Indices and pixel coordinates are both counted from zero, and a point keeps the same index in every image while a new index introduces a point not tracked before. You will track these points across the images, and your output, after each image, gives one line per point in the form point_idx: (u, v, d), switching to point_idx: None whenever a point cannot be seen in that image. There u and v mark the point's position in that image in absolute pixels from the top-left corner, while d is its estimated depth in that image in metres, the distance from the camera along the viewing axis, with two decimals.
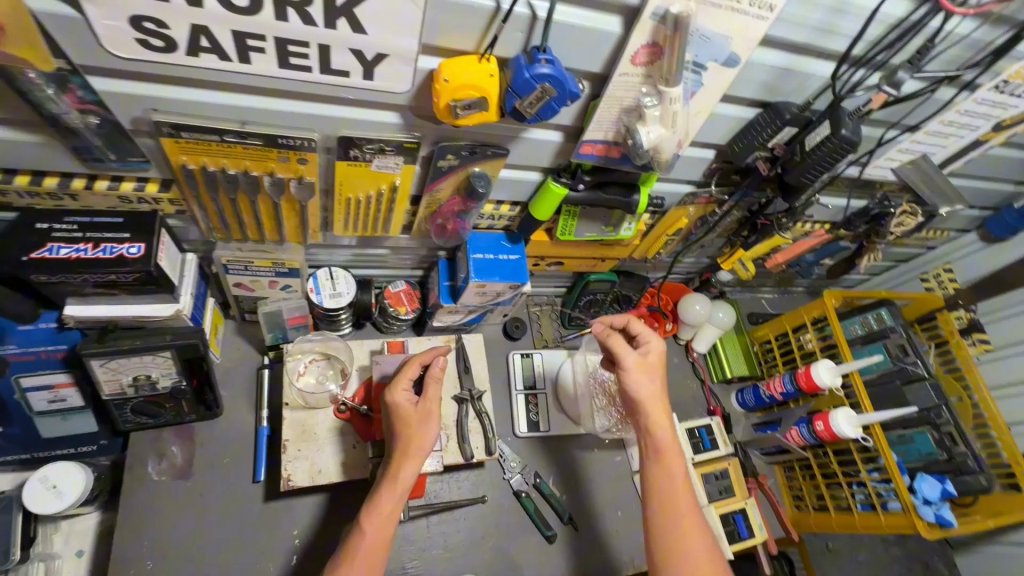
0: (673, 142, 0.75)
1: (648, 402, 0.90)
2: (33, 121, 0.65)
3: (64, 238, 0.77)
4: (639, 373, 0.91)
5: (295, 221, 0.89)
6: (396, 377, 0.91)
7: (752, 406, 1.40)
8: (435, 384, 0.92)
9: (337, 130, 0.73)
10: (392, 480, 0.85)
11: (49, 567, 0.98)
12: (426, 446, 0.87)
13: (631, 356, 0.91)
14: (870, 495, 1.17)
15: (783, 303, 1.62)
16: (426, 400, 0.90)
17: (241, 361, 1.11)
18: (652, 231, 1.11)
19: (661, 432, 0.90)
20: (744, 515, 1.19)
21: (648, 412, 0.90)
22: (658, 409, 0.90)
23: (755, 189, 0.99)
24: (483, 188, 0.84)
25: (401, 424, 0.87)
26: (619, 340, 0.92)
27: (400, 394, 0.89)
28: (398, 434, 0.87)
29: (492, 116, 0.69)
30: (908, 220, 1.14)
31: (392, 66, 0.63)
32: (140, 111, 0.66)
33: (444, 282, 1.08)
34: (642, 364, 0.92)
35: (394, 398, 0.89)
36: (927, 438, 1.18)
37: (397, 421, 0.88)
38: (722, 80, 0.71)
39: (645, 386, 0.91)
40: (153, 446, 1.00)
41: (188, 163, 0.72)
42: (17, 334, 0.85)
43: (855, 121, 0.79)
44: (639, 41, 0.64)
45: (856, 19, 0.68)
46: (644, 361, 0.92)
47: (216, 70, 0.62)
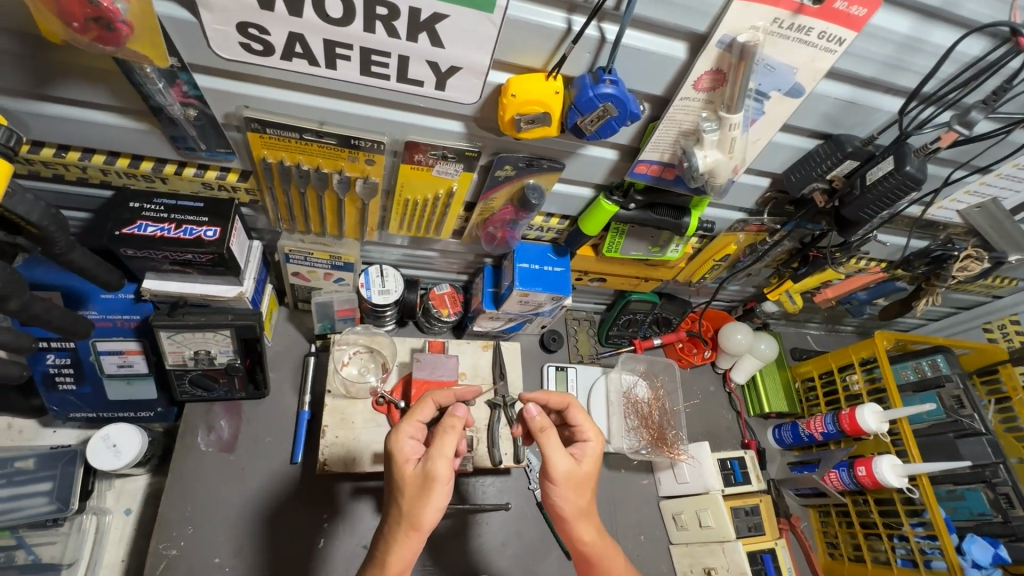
0: (729, 167, 0.76)
1: (580, 516, 0.81)
2: (141, 110, 0.73)
3: (152, 218, 0.84)
4: (569, 490, 0.79)
5: (356, 218, 0.94)
6: (405, 422, 0.79)
7: (789, 444, 1.35)
8: (447, 445, 0.73)
9: (404, 135, 0.78)
10: (383, 553, 0.73)
11: (100, 521, 1.05)
12: (425, 523, 0.72)
13: (563, 467, 0.79)
14: (912, 552, 1.11)
15: (830, 340, 1.57)
16: (427, 464, 0.73)
17: (290, 347, 1.16)
18: (699, 255, 1.11)
19: (591, 542, 0.81)
20: (773, 557, 1.14)
21: (574, 526, 0.81)
22: (583, 524, 0.81)
23: (809, 221, 0.96)
24: (536, 200, 0.87)
25: (398, 487, 0.75)
26: (554, 444, 0.79)
27: (400, 450, 0.76)
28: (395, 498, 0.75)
29: (553, 130, 0.72)
30: (971, 266, 1.06)
31: (464, 79, 0.67)
32: (233, 107, 0.72)
33: (488, 288, 1.11)
34: (574, 480, 0.79)
35: (394, 453, 0.76)
36: (981, 497, 1.11)
37: (401, 485, 0.75)
38: (784, 110, 0.72)
39: (572, 503, 0.80)
40: (203, 418, 1.06)
41: (268, 157, 0.78)
42: (98, 301, 0.93)
43: (920, 158, 0.78)
44: (703, 67, 0.66)
45: (929, 56, 0.68)
46: (578, 473, 0.80)
47: (305, 73, 0.67)
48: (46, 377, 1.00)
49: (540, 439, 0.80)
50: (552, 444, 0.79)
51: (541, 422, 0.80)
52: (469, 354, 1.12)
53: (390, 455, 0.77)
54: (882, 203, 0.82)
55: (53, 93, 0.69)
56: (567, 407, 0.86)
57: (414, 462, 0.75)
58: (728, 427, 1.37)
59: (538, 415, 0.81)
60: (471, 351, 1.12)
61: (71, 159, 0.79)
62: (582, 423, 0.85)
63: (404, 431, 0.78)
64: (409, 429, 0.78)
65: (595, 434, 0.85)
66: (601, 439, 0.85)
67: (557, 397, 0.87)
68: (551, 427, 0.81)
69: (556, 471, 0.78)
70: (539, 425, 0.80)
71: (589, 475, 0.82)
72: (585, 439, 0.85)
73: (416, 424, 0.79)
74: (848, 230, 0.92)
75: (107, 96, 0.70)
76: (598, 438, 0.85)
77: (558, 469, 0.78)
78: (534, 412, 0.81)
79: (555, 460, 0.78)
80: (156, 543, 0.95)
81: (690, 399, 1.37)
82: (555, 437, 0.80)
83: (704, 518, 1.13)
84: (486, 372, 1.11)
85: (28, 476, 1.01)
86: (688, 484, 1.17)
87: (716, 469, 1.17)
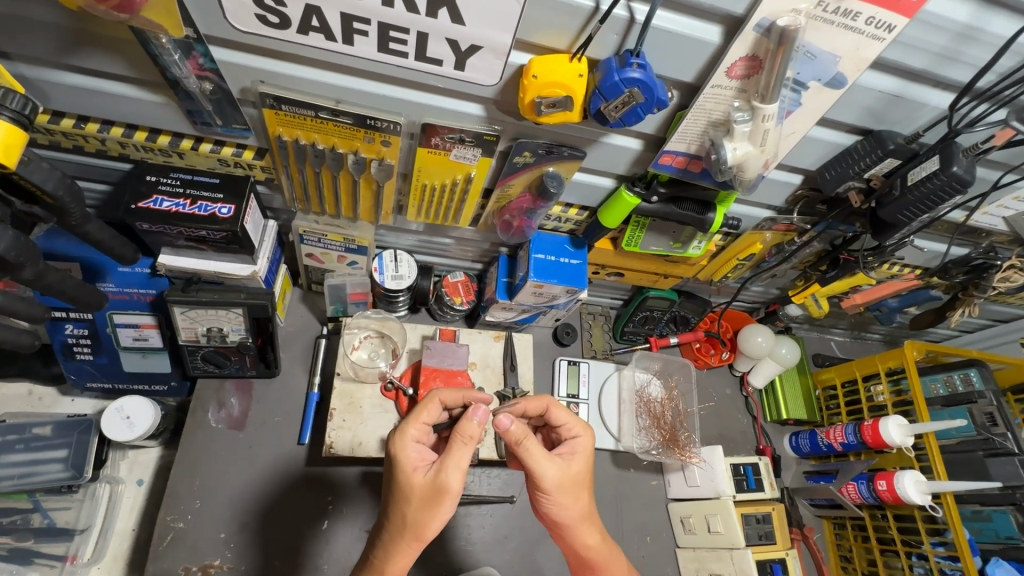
0: (760, 161, 0.72)
1: (580, 521, 0.78)
2: (158, 83, 0.72)
3: (168, 192, 0.84)
4: (564, 496, 0.76)
5: (371, 201, 0.93)
6: (410, 427, 0.76)
7: (806, 452, 1.31)
8: (456, 454, 0.71)
9: (421, 117, 0.76)
10: (381, 559, 0.73)
11: (113, 490, 1.07)
12: (428, 533, 0.71)
13: (552, 474, 0.75)
14: (930, 571, 1.06)
15: (855, 348, 1.51)
16: (439, 475, 0.70)
17: (303, 329, 1.16)
18: (722, 253, 1.07)
19: (595, 545, 0.80)
20: (784, 566, 1.11)
21: (576, 530, 0.79)
22: (584, 527, 0.79)
23: (841, 221, 0.92)
24: (554, 189, 0.83)
25: (401, 495, 0.72)
26: (537, 453, 0.75)
27: (407, 455, 0.73)
28: (398, 507, 0.72)
29: (574, 116, 0.69)
30: (1014, 277, 1.00)
31: (484, 59, 0.65)
32: (249, 82, 0.71)
33: (502, 278, 1.09)
34: (567, 482, 0.76)
35: (400, 458, 0.73)
36: (1009, 521, 1.06)
37: (404, 490, 0.72)
38: (823, 101, 0.67)
39: (570, 509, 0.77)
40: (215, 394, 1.07)
41: (283, 135, 0.77)
42: (116, 274, 0.94)
43: (969, 159, 0.73)
44: (738, 52, 0.62)
45: (986, 47, 0.63)
46: (569, 476, 0.77)
47: (321, 49, 0.65)
48: (64, 346, 1.01)
49: (522, 450, 0.75)
50: (534, 455, 0.75)
51: (516, 434, 0.75)
52: (480, 344, 1.10)
53: (395, 462, 0.73)
54: (924, 205, 0.77)
55: (73, 63, 0.69)
56: (547, 409, 0.85)
57: (422, 470, 0.72)
58: (743, 432, 1.33)
59: (514, 427, 0.75)
60: (482, 341, 1.11)
61: (91, 131, 0.79)
62: (567, 421, 0.84)
63: (409, 435, 0.75)
64: (413, 432, 0.75)
65: (582, 431, 0.83)
66: (589, 434, 0.83)
67: (536, 400, 0.86)
68: (531, 434, 0.75)
69: (545, 481, 0.75)
70: (517, 438, 0.75)
71: (583, 474, 0.79)
72: (574, 436, 0.83)
73: (421, 427, 0.76)
74: (883, 233, 0.87)
75: (124, 67, 0.69)
76: (587, 434, 0.83)
77: (548, 477, 0.75)
78: (508, 425, 0.74)
79: (541, 470, 0.75)
80: (165, 515, 0.97)
81: (705, 401, 1.33)
82: (537, 444, 0.75)
83: (713, 523, 1.10)
84: (497, 363, 1.09)
85: (45, 443, 1.02)
86: (698, 488, 1.15)
87: (728, 474, 1.13)
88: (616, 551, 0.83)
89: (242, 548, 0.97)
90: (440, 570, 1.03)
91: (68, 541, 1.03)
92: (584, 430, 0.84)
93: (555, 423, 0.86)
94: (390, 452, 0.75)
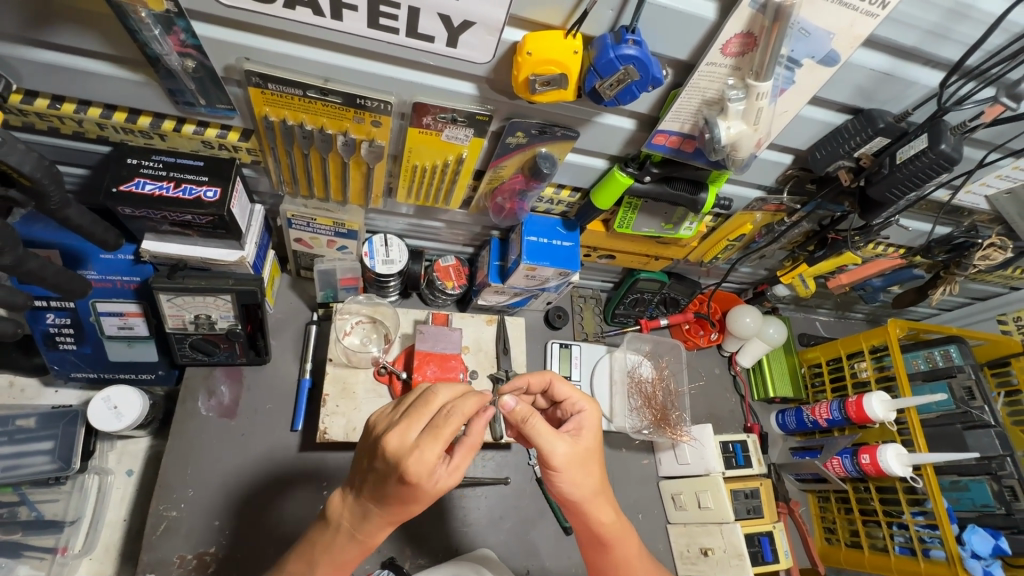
0: (752, 141, 0.73)
1: (593, 496, 0.79)
2: (137, 60, 0.69)
3: (151, 175, 0.81)
4: (574, 471, 0.77)
5: (360, 183, 0.91)
6: (435, 445, 0.66)
7: (792, 429, 1.34)
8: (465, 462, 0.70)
9: (413, 96, 0.74)
10: (366, 537, 0.75)
11: (102, 481, 1.06)
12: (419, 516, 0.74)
13: (563, 451, 0.76)
14: (911, 540, 1.10)
15: (839, 327, 1.54)
16: (452, 482, 0.69)
17: (293, 315, 1.15)
18: (713, 234, 1.07)
19: (609, 522, 0.81)
20: (771, 539, 1.14)
21: (589, 507, 0.79)
22: (598, 502, 0.80)
23: (831, 201, 0.94)
24: (547, 169, 0.82)
25: (410, 500, 0.68)
26: (544, 429, 0.75)
27: (431, 473, 0.66)
28: (403, 506, 0.70)
29: (568, 95, 0.68)
30: (994, 255, 1.03)
31: (478, 35, 0.63)
32: (234, 60, 0.69)
33: (494, 261, 1.08)
34: (577, 459, 0.77)
35: (423, 476, 0.65)
36: (985, 489, 1.11)
37: (414, 500, 0.68)
38: (815, 79, 0.67)
39: (582, 485, 0.78)
40: (204, 382, 1.05)
41: (270, 115, 0.75)
42: (98, 261, 0.92)
43: (957, 136, 0.74)
44: (733, 29, 0.62)
45: (976, 25, 0.63)
46: (577, 452, 0.77)
47: (309, 24, 0.63)
48: (46, 336, 0.99)
49: (528, 428, 0.75)
50: (540, 432, 0.75)
51: (521, 413, 0.75)
52: (473, 327, 1.10)
53: (415, 482, 0.66)
54: (912, 182, 0.78)
55: (45, 38, 0.66)
56: (550, 383, 0.86)
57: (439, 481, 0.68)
58: (731, 411, 1.36)
59: (518, 406, 0.75)
60: (474, 325, 1.11)
61: (66, 112, 0.76)
62: (571, 394, 0.85)
63: (435, 453, 0.66)
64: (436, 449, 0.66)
65: (587, 404, 0.84)
66: (594, 407, 0.84)
67: (539, 375, 0.86)
68: (535, 413, 0.75)
69: (555, 458, 0.75)
70: (523, 416, 0.75)
71: (592, 449, 0.80)
72: (579, 411, 0.83)
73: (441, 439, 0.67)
74: (871, 212, 0.89)
75: (101, 43, 0.66)
76: (592, 407, 0.83)
77: (558, 454, 0.75)
78: (512, 404, 0.75)
79: (550, 447, 0.75)
80: (157, 504, 0.96)
81: (695, 381, 1.36)
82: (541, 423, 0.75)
83: (703, 499, 1.13)
84: (490, 346, 1.09)
85: (29, 435, 1.01)
86: (688, 465, 1.17)
87: (718, 452, 1.16)
88: (625, 525, 0.85)
89: (237, 535, 0.96)
90: (437, 552, 1.03)
91: (57, 533, 1.01)
92: (589, 404, 0.84)
93: (557, 397, 0.86)
94: (412, 467, 0.65)
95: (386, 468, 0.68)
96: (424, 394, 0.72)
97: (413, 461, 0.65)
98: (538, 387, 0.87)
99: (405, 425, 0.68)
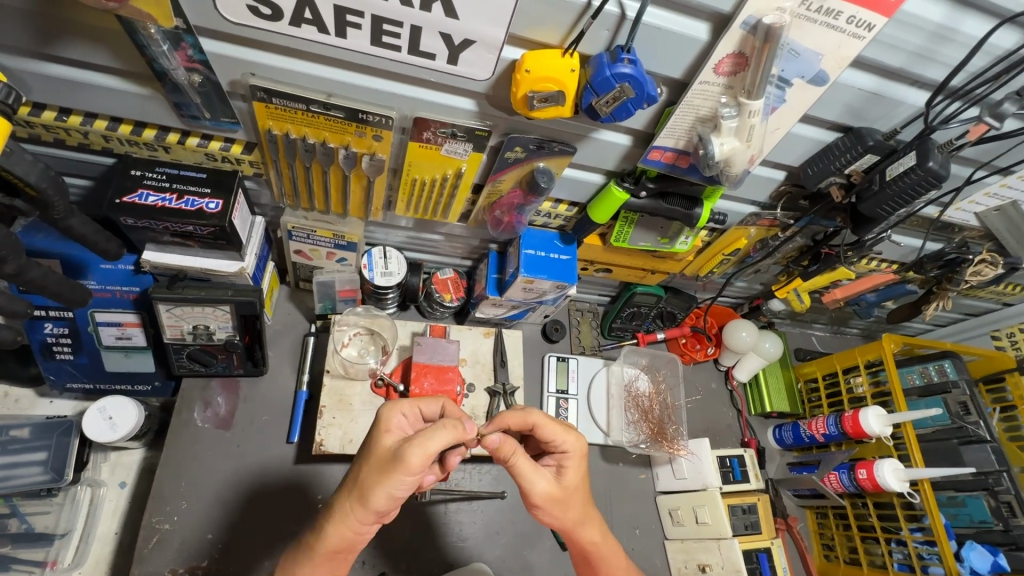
0: (745, 156, 0.74)
1: (576, 524, 0.79)
2: (143, 74, 0.71)
3: (154, 186, 0.82)
4: (554, 508, 0.77)
5: (361, 196, 0.92)
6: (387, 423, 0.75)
7: (789, 444, 1.34)
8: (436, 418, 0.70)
9: (414, 111, 0.76)
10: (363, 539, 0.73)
11: (95, 493, 1.05)
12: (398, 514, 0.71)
13: (543, 489, 0.75)
14: (909, 556, 1.09)
15: (835, 342, 1.55)
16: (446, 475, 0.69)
17: (291, 326, 1.15)
18: (708, 248, 1.09)
19: (597, 542, 0.81)
20: (769, 556, 1.14)
21: (575, 533, 0.80)
22: (584, 528, 0.80)
23: (823, 216, 0.95)
24: (545, 183, 0.84)
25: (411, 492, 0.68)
26: (527, 467, 0.75)
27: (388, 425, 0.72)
28: (386, 492, 0.68)
29: (566, 111, 0.70)
30: (986, 271, 1.05)
31: (478, 53, 0.65)
32: (239, 75, 0.71)
33: (492, 274, 1.09)
34: (557, 498, 0.76)
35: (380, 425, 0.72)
36: (982, 505, 1.10)
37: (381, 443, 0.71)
38: (806, 98, 0.69)
39: (564, 518, 0.78)
40: (200, 394, 1.05)
41: (273, 128, 0.76)
42: (98, 271, 0.92)
43: (944, 154, 0.76)
44: (726, 49, 0.63)
45: (960, 47, 0.66)
46: (559, 489, 0.77)
47: (314, 41, 0.65)
48: (43, 346, 0.99)
49: (511, 465, 0.75)
50: (523, 470, 0.75)
51: (505, 451, 0.74)
52: (470, 340, 1.11)
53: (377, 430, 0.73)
54: (902, 199, 0.80)
55: (54, 53, 0.67)
56: (533, 427, 0.80)
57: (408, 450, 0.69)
58: (729, 425, 1.36)
59: (502, 444, 0.74)
60: (472, 337, 1.11)
61: (73, 124, 0.77)
62: (556, 436, 0.80)
63: (434, 442, 0.67)
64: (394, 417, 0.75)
65: (573, 444, 0.81)
66: (580, 443, 0.81)
67: (520, 418, 0.81)
68: (518, 454, 0.75)
69: (535, 495, 0.75)
70: (507, 452, 0.74)
71: (574, 486, 0.79)
72: (562, 450, 0.81)
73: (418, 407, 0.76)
74: (863, 227, 0.90)
75: (109, 58, 0.68)
76: (578, 445, 0.81)
77: (538, 491, 0.76)
78: (496, 441, 0.74)
79: (531, 485, 0.75)
80: (149, 516, 0.95)
81: (692, 395, 1.36)
82: (522, 464, 0.75)
83: (701, 514, 1.12)
84: (487, 359, 1.10)
85: (23, 445, 1.00)
86: (686, 480, 1.16)
87: (715, 466, 1.16)
88: (615, 544, 0.84)
89: (232, 548, 0.95)
90: (432, 567, 1.02)
91: (47, 546, 1.00)
92: (574, 441, 0.81)
93: (542, 438, 0.81)
94: (410, 449, 0.66)
95: (384, 453, 0.69)
96: (427, 397, 0.76)
97: (384, 412, 0.73)
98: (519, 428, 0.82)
99: (410, 414, 0.71)
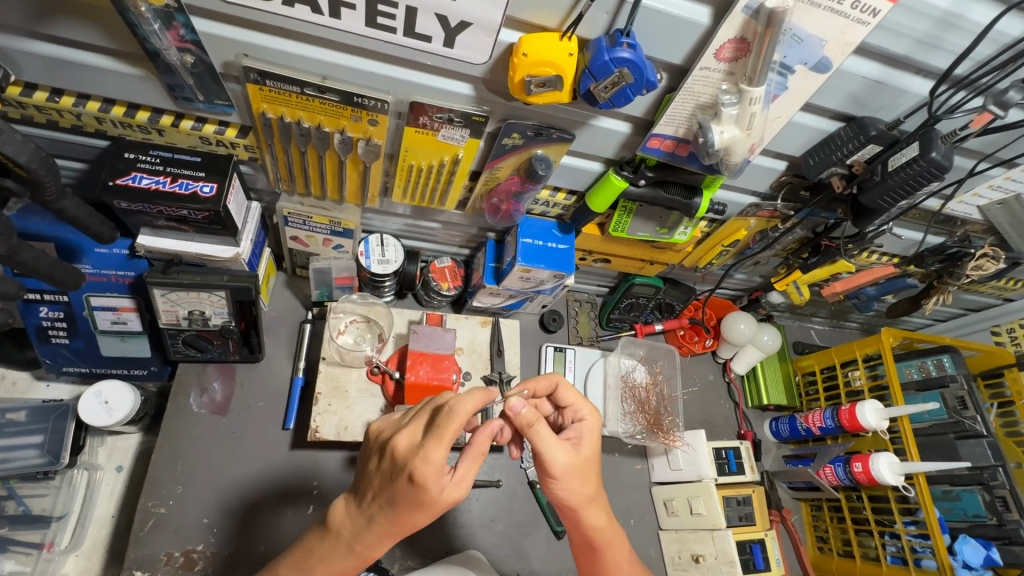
0: (745, 145, 0.73)
1: (589, 501, 0.78)
2: (135, 54, 0.70)
3: (148, 169, 0.81)
4: (573, 479, 0.76)
5: (357, 181, 0.91)
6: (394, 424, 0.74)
7: (785, 437, 1.34)
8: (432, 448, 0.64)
9: (409, 95, 0.75)
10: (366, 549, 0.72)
11: (91, 476, 1.05)
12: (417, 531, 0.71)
13: (563, 460, 0.74)
14: (902, 549, 1.09)
15: (833, 335, 1.55)
16: (459, 493, 0.67)
17: (288, 313, 1.15)
18: (707, 239, 1.08)
19: (601, 526, 0.80)
20: (763, 547, 1.15)
21: (585, 513, 0.79)
22: (592, 508, 0.79)
23: (823, 208, 0.94)
24: (543, 171, 0.82)
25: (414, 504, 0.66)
26: (547, 437, 0.74)
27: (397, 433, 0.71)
28: (405, 513, 0.67)
29: (564, 96, 0.69)
30: (987, 265, 1.04)
31: (474, 36, 0.64)
32: (232, 56, 0.70)
33: (489, 263, 1.09)
34: (577, 468, 0.76)
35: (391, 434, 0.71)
36: (977, 499, 1.10)
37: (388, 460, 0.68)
38: (808, 86, 0.68)
39: (579, 492, 0.77)
40: (197, 379, 1.05)
41: (267, 111, 0.75)
42: (92, 255, 0.91)
43: (948, 144, 0.75)
44: (727, 34, 0.62)
45: (966, 35, 0.64)
46: (577, 460, 0.76)
47: (306, 22, 0.64)
48: (39, 330, 0.98)
49: (531, 434, 0.74)
50: (543, 439, 0.74)
51: (528, 417, 0.73)
52: (467, 329, 1.10)
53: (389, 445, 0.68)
54: (903, 190, 0.80)
55: (46, 31, 0.66)
56: (556, 387, 0.84)
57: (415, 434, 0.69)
58: (725, 417, 1.36)
59: (525, 410, 0.73)
60: (469, 326, 1.10)
61: (65, 105, 0.76)
62: (575, 402, 0.84)
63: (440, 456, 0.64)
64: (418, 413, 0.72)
65: (589, 414, 0.83)
66: (596, 420, 0.83)
67: (545, 379, 0.84)
68: (540, 421, 0.74)
69: (555, 465, 0.74)
70: (530, 419, 0.73)
71: (591, 457, 0.79)
72: (580, 419, 0.83)
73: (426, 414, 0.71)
74: (863, 219, 0.90)
75: (101, 37, 0.67)
76: (593, 417, 0.83)
77: (558, 462, 0.74)
78: (519, 408, 0.73)
79: (552, 455, 0.74)
80: (145, 500, 0.95)
81: (689, 386, 1.36)
82: (544, 432, 0.74)
83: (695, 505, 1.13)
84: (483, 348, 1.09)
85: (19, 428, 1.00)
86: (681, 472, 1.16)
87: (711, 458, 1.15)
88: (618, 532, 0.84)
89: (228, 532, 0.96)
90: (427, 554, 1.03)
91: (44, 529, 1.00)
92: (590, 412, 0.83)
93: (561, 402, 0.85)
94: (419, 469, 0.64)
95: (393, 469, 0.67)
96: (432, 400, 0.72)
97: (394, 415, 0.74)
98: (543, 392, 0.85)
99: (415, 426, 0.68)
